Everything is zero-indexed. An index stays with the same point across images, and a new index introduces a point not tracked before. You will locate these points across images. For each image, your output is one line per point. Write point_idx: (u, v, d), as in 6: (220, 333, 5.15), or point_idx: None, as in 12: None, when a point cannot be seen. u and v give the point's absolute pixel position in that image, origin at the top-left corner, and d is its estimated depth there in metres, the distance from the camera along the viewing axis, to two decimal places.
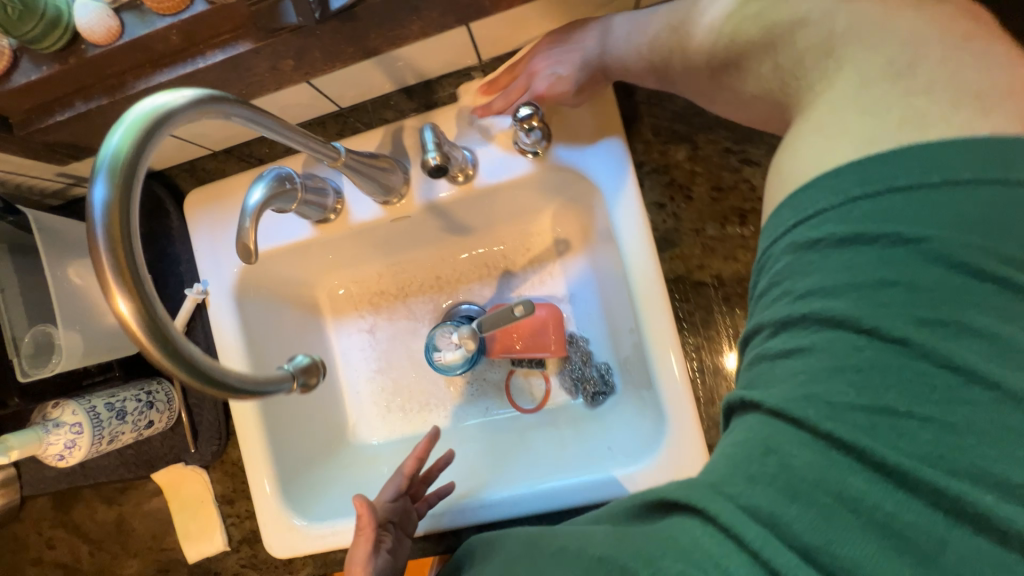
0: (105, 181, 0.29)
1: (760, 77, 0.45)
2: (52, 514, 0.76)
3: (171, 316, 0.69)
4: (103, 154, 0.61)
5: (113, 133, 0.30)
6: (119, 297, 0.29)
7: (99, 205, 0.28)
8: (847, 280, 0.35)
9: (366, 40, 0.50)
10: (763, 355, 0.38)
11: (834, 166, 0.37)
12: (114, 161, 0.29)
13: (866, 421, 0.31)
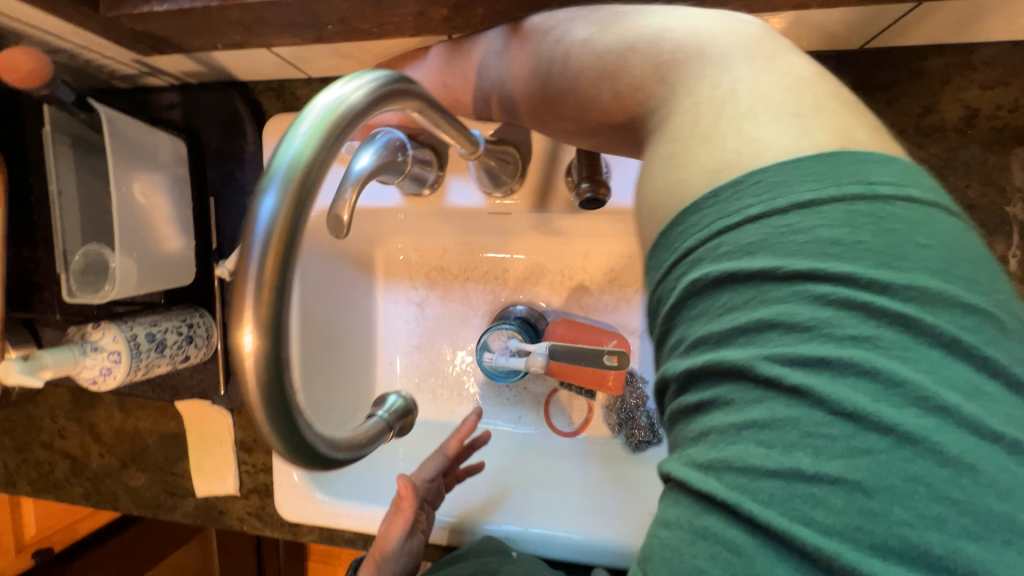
0: (276, 192, 0.23)
1: (601, 106, 0.35)
2: (67, 407, 0.74)
3: (227, 250, 0.62)
4: (192, 54, 0.52)
5: (289, 126, 0.24)
6: (246, 329, 0.23)
7: (262, 219, 0.23)
8: (738, 326, 0.23)
9: (541, 10, 0.40)
10: (669, 427, 0.26)
11: (695, 198, 0.25)
12: (293, 168, 0.23)
13: (785, 502, 0.21)
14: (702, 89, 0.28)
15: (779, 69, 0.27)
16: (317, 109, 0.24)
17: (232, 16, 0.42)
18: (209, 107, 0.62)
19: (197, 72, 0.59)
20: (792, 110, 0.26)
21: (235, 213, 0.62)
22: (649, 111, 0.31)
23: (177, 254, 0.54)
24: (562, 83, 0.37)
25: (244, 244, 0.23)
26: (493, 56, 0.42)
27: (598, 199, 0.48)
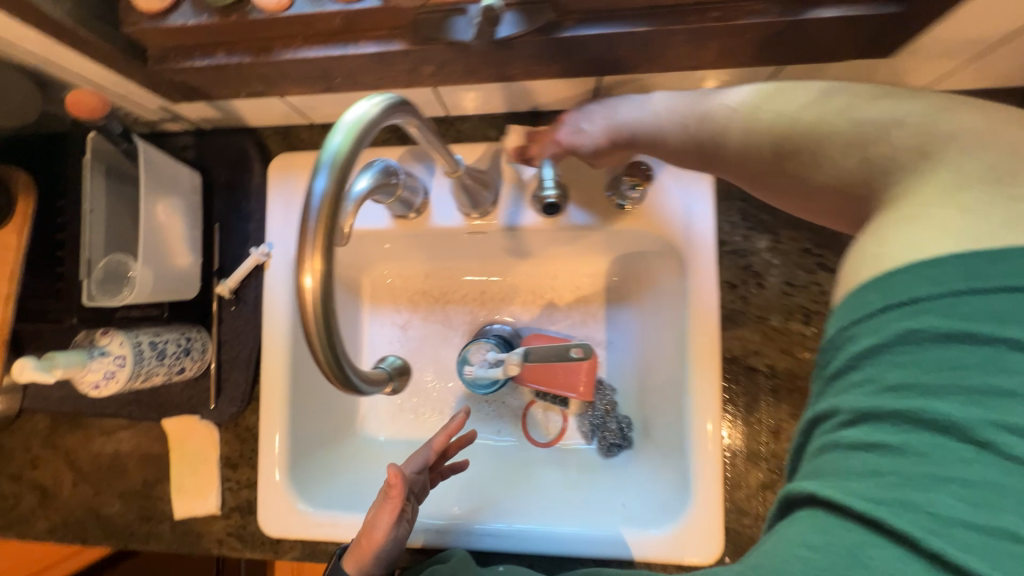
0: (327, 175, 0.32)
1: (843, 169, 0.38)
2: (44, 434, 0.74)
3: (228, 269, 0.69)
4: (214, 102, 0.62)
5: (334, 130, 0.33)
6: (307, 274, 0.32)
7: (317, 196, 0.31)
8: (964, 385, 0.28)
9: (508, 68, 0.52)
10: (830, 444, 0.32)
11: (929, 257, 0.31)
12: (337, 159, 0.32)
13: (977, 540, 0.26)
14: (858, 127, 0.37)
15: (960, 123, 0.34)
16: (349, 119, 0.33)
17: (260, 70, 0.53)
18: (221, 147, 0.70)
19: (214, 118, 0.68)
20: (993, 178, 0.32)
21: (237, 238, 0.70)
22: (892, 180, 0.36)
23: (185, 270, 0.60)
24: (771, 138, 0.41)
25: (305, 212, 0.32)
26: (604, 107, 0.53)
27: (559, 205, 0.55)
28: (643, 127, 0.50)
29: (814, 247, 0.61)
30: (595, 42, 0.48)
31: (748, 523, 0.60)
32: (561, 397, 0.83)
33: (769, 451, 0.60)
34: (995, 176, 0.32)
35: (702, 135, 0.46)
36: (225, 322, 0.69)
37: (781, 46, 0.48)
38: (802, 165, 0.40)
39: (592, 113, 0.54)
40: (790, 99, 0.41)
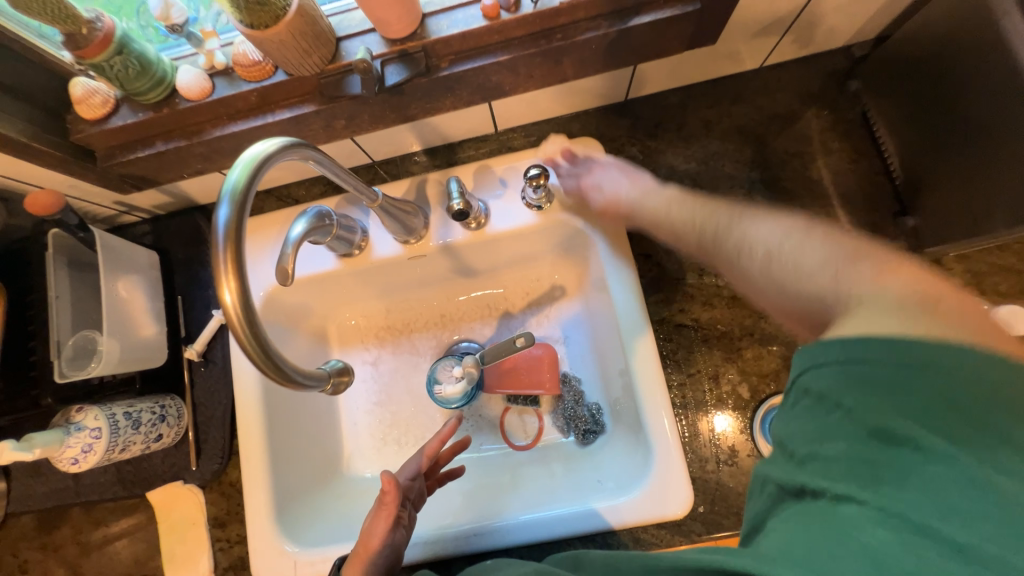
0: (228, 205, 0.36)
1: (812, 285, 0.42)
2: (32, 534, 0.75)
3: (194, 334, 0.74)
4: (163, 186, 0.70)
5: (232, 168, 0.38)
6: (226, 290, 0.36)
7: (222, 225, 0.36)
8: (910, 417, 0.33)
9: (407, 109, 0.61)
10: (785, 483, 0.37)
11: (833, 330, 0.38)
12: (236, 191, 0.36)
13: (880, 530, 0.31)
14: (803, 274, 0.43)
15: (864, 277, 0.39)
16: (243, 159, 0.38)
17: (195, 150, 0.61)
18: (175, 228, 0.77)
19: (166, 203, 0.76)
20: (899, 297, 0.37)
21: (200, 305, 0.75)
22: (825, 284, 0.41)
23: (150, 339, 0.65)
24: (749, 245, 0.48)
25: (214, 240, 0.37)
26: (608, 179, 0.65)
27: (467, 211, 0.57)
28: (602, 190, 0.65)
29: None
30: (471, 74, 0.58)
31: (711, 470, 0.64)
32: (531, 397, 0.87)
33: (713, 397, 0.65)
34: (921, 304, 0.36)
35: (706, 235, 0.54)
36: (198, 385, 0.73)
37: (624, 51, 0.59)
38: (785, 270, 0.44)
39: (612, 176, 0.65)
40: (814, 254, 0.43)
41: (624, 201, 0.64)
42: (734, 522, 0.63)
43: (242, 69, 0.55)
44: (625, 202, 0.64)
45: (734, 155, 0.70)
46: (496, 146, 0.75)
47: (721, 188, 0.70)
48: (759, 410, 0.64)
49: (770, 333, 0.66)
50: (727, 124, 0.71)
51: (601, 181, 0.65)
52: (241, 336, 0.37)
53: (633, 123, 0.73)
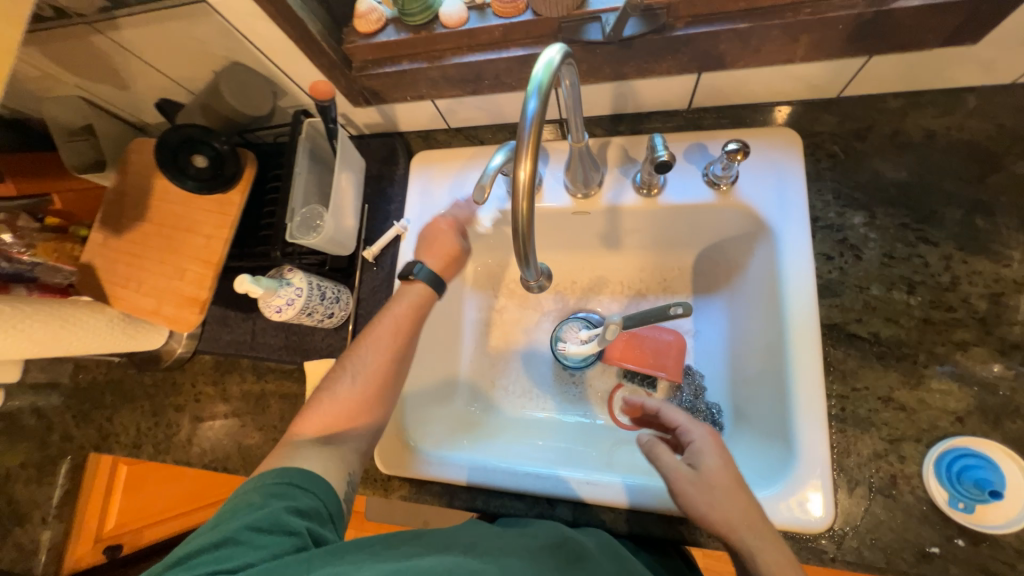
0: (537, 98, 0.37)
1: None
2: (209, 373, 0.89)
3: (373, 239, 0.83)
4: (384, 106, 0.80)
5: (532, 70, 0.38)
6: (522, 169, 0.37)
7: (528, 117, 0.37)
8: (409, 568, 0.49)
9: (624, 66, 0.64)
10: None
11: None
12: (543, 87, 0.37)
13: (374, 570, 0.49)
14: None
15: None
16: (545, 64, 0.38)
17: (430, 74, 0.69)
18: (375, 146, 0.88)
19: (375, 123, 0.87)
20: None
21: (382, 216, 0.85)
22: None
23: (350, 229, 0.75)
24: None
25: (518, 131, 0.37)
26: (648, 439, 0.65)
27: (670, 164, 0.58)
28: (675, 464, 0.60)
29: (913, 223, 0.64)
30: (702, 39, 0.59)
31: (860, 494, 0.59)
32: (649, 378, 0.86)
33: (880, 419, 0.60)
34: None
35: None
36: (365, 283, 0.83)
37: (869, 36, 0.57)
38: None
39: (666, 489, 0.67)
40: None
41: (736, 537, 0.54)
42: (877, 559, 0.57)
43: (499, 5, 0.62)
44: (737, 532, 0.54)
45: (956, 172, 0.64)
46: (685, 123, 0.76)
47: (933, 204, 0.64)
48: (934, 448, 0.57)
49: (965, 367, 0.59)
50: (954, 139, 0.65)
51: (689, 497, 0.57)
52: (522, 215, 0.39)
53: (840, 122, 0.70)
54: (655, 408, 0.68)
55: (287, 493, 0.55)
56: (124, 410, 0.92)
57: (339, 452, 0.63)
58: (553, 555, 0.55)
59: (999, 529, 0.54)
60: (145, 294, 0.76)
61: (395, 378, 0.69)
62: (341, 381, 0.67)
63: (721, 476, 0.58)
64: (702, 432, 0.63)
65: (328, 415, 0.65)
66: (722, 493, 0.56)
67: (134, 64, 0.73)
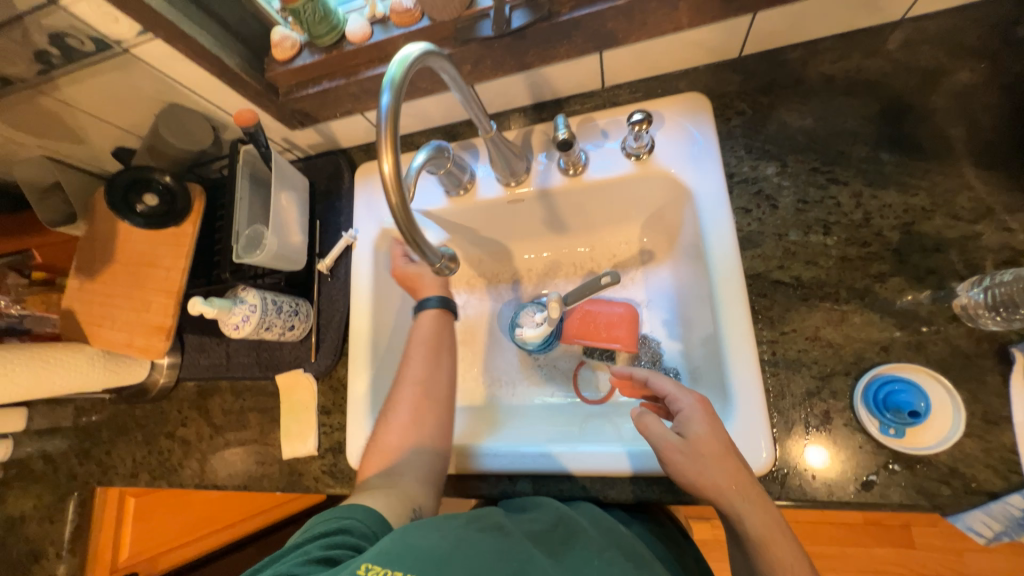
0: (389, 91, 0.40)
1: None
2: (192, 399, 0.94)
3: (326, 252, 0.88)
4: (319, 126, 0.85)
5: (388, 67, 0.42)
6: (385, 161, 0.40)
7: (383, 111, 0.40)
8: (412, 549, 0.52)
9: (525, 56, 0.68)
10: None
11: None
12: (395, 81, 0.40)
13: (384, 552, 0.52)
14: None
15: None
16: (397, 60, 0.41)
17: (350, 89, 0.74)
18: (321, 165, 0.93)
19: (317, 143, 0.91)
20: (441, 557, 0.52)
21: (333, 229, 0.89)
22: None
23: (297, 245, 0.79)
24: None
25: (376, 124, 0.40)
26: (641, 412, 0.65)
27: (570, 141, 0.61)
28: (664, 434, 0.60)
29: (822, 166, 0.66)
30: (588, 19, 0.62)
31: (798, 433, 0.60)
32: (607, 352, 0.88)
33: (808, 358, 0.61)
34: None
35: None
36: (324, 293, 0.87)
37: None
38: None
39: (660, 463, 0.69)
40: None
41: (725, 503, 0.56)
42: (820, 493, 0.59)
43: (397, 16, 0.66)
44: (725, 498, 0.56)
45: (858, 112, 0.66)
46: (602, 102, 0.79)
47: (839, 144, 0.66)
48: (860, 379, 0.58)
49: (883, 298, 0.60)
50: (853, 80, 0.67)
51: (678, 466, 0.59)
52: (394, 208, 0.41)
53: (744, 79, 0.72)
54: (644, 376, 0.68)
55: (346, 525, 0.59)
56: (120, 443, 0.98)
57: (395, 492, 0.65)
58: (552, 534, 0.61)
59: (932, 449, 0.55)
60: (118, 329, 0.81)
61: (433, 403, 0.75)
62: (386, 421, 0.73)
63: (709, 443, 0.58)
64: (690, 400, 0.63)
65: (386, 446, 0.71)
66: (715, 461, 0.57)
67: (83, 118, 0.79)
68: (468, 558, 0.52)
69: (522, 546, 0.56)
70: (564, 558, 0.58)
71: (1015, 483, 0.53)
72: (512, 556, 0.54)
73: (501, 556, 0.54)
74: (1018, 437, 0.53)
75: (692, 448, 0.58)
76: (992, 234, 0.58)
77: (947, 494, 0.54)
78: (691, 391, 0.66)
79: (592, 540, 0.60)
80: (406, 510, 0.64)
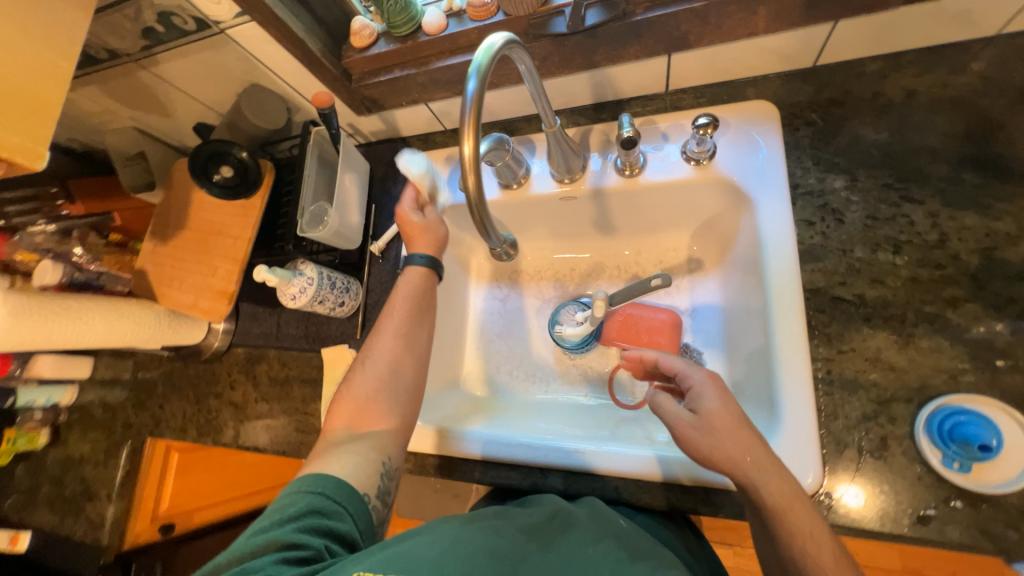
0: (475, 77, 0.41)
1: None
2: (242, 363, 0.99)
3: (379, 234, 0.91)
4: (384, 113, 0.88)
5: (474, 55, 0.43)
6: (467, 143, 0.41)
7: (469, 97, 0.41)
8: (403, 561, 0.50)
9: (593, 54, 0.68)
10: None
11: None
12: (482, 68, 0.42)
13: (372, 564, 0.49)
14: None
15: None
16: (485, 48, 0.42)
17: (419, 79, 0.76)
18: (380, 152, 0.96)
19: (379, 130, 0.95)
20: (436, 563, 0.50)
21: (386, 214, 0.92)
22: None
23: (355, 225, 0.82)
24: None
25: (461, 109, 0.41)
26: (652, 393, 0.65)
27: (635, 140, 0.61)
28: (676, 411, 0.60)
29: (897, 182, 0.63)
30: (662, 21, 0.63)
31: (850, 457, 0.58)
32: None
33: (867, 380, 0.59)
34: None
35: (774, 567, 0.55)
36: (373, 274, 0.90)
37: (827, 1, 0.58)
38: None
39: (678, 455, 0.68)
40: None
41: (740, 474, 0.55)
42: (871, 523, 0.56)
43: (473, 10, 0.68)
44: (740, 469, 0.55)
45: (940, 129, 0.63)
46: (664, 105, 0.78)
47: (918, 162, 0.63)
48: (925, 407, 0.55)
49: (956, 326, 0.57)
50: (937, 96, 0.64)
51: (692, 442, 0.58)
52: (470, 192, 0.43)
53: (817, 90, 0.70)
54: (652, 356, 0.69)
55: (314, 503, 0.58)
56: (173, 399, 1.04)
57: (365, 446, 0.67)
58: (545, 527, 0.60)
59: (1001, 489, 0.52)
60: (185, 291, 0.87)
61: (410, 357, 0.74)
62: (357, 375, 0.72)
63: (721, 417, 0.58)
64: (700, 374, 0.63)
65: (354, 408, 0.70)
66: (727, 431, 0.57)
67: (173, 94, 0.85)
68: (465, 559, 0.51)
69: (518, 545, 0.56)
70: (556, 547, 0.57)
71: None
72: (508, 555, 0.53)
73: (496, 555, 0.53)
74: None
75: (701, 426, 0.58)
76: None
77: (1014, 538, 0.51)
78: (702, 367, 0.66)
79: (585, 532, 0.60)
80: (376, 462, 0.66)
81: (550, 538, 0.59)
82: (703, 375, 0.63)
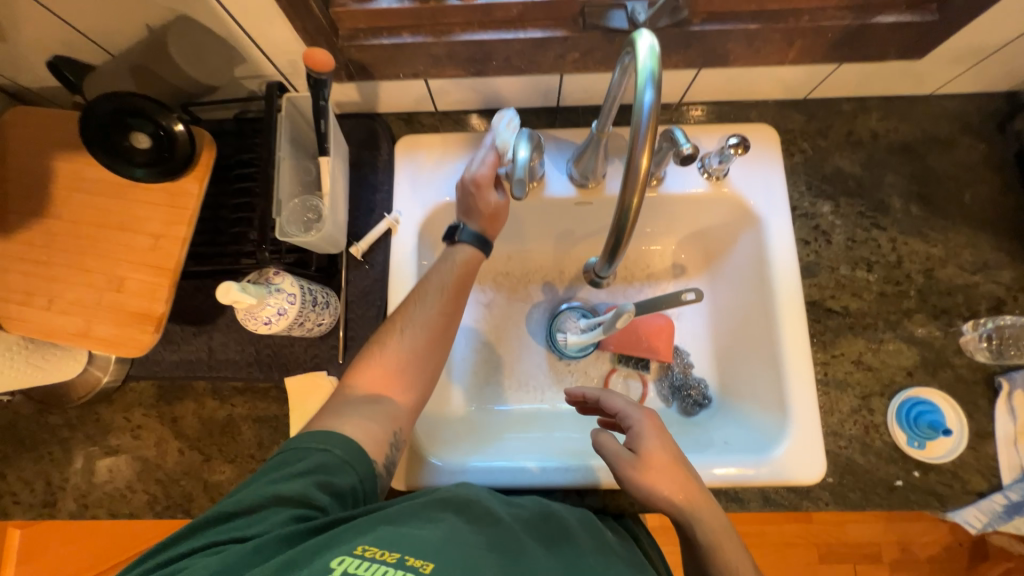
0: (653, 87, 0.38)
1: None
2: (150, 402, 0.73)
3: (361, 234, 0.74)
4: (367, 84, 0.71)
5: (637, 58, 0.39)
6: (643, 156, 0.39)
7: (646, 110, 0.38)
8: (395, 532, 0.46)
9: None
10: None
11: None
12: (655, 75, 0.38)
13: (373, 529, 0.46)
14: None
15: None
16: (650, 51, 0.39)
17: (434, 50, 0.63)
18: (349, 128, 0.78)
19: (349, 103, 0.76)
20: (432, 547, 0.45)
21: (366, 209, 0.76)
22: None
23: (343, 223, 0.65)
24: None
25: (636, 121, 0.38)
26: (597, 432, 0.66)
27: (693, 156, 0.60)
28: (616, 451, 0.62)
29: (867, 211, 0.75)
30: (714, 35, 0.62)
31: (844, 445, 0.69)
32: (643, 360, 0.87)
33: (853, 379, 0.70)
34: None
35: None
36: (353, 282, 0.73)
37: (849, 45, 0.64)
38: None
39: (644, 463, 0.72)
40: None
41: (679, 513, 0.59)
42: (861, 498, 0.68)
43: None
44: (679, 510, 0.59)
45: (895, 167, 0.77)
46: (675, 116, 0.79)
47: (880, 194, 0.76)
48: (896, 396, 0.69)
49: (911, 331, 0.71)
50: (891, 139, 0.77)
51: (631, 482, 0.60)
52: (631, 208, 0.41)
53: (806, 121, 0.78)
54: (595, 396, 0.67)
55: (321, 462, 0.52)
56: (22, 462, 0.72)
57: (381, 413, 0.58)
58: (542, 524, 0.54)
59: (943, 458, 0.67)
60: (65, 313, 0.59)
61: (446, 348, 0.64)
62: (399, 336, 0.62)
63: (660, 458, 0.60)
64: (640, 415, 0.64)
65: (374, 388, 0.60)
66: (665, 477, 0.59)
67: (23, 10, 0.54)
68: (465, 547, 0.46)
69: (518, 534, 0.50)
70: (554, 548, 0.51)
71: (996, 484, 0.67)
72: (509, 546, 0.48)
73: (498, 545, 0.48)
74: (999, 448, 0.67)
75: (642, 469, 0.60)
76: (986, 285, 0.72)
77: (951, 493, 0.67)
78: (641, 406, 0.67)
79: (579, 540, 0.53)
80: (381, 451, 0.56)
81: (543, 532, 0.53)
82: (641, 416, 0.64)
